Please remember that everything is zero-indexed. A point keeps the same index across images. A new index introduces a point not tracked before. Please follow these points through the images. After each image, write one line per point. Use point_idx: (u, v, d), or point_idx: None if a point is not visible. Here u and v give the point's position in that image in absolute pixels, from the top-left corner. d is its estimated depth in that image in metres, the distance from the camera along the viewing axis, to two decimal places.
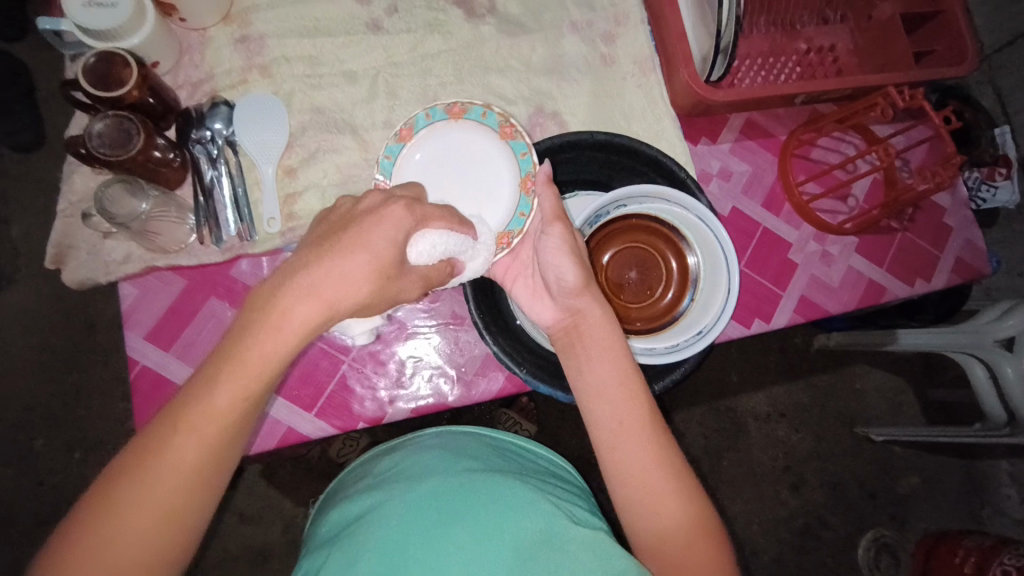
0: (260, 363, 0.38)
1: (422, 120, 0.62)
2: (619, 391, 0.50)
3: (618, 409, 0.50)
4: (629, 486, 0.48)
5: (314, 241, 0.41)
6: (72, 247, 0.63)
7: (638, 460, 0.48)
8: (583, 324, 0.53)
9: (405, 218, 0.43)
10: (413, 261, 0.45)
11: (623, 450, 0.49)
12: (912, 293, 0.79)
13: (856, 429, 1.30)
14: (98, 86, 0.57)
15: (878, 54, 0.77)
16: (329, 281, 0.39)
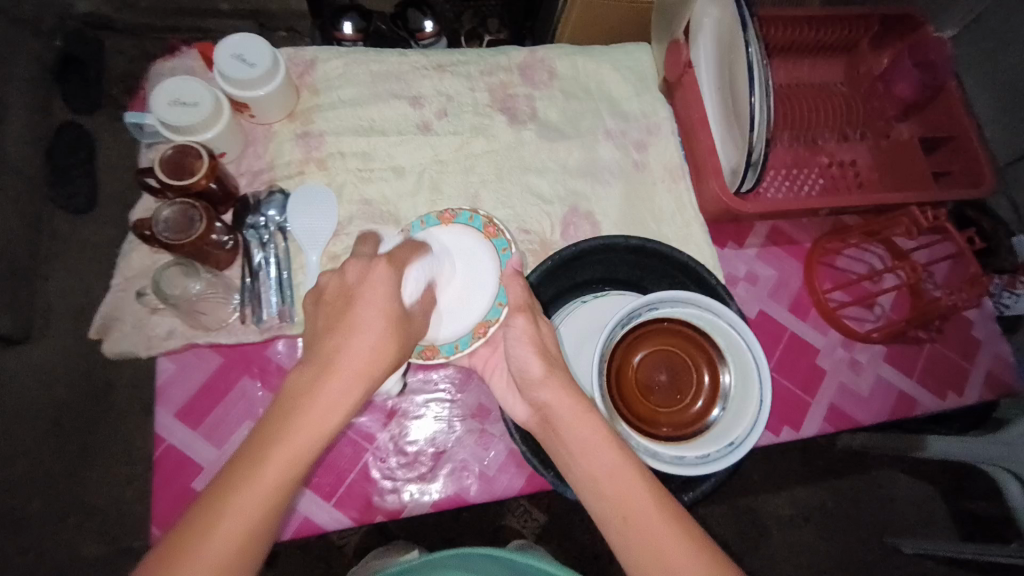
0: (313, 429, 0.40)
1: (417, 227, 0.65)
2: (615, 471, 0.45)
3: (614, 501, 0.44)
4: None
5: (333, 310, 0.45)
6: (118, 318, 0.66)
7: (645, 542, 0.41)
8: (552, 412, 0.49)
9: (390, 271, 0.48)
10: (411, 300, 0.52)
11: (632, 547, 0.42)
12: (944, 407, 0.78)
13: (885, 538, 1.23)
14: (170, 175, 0.62)
15: (898, 172, 0.82)
16: (358, 367, 0.43)
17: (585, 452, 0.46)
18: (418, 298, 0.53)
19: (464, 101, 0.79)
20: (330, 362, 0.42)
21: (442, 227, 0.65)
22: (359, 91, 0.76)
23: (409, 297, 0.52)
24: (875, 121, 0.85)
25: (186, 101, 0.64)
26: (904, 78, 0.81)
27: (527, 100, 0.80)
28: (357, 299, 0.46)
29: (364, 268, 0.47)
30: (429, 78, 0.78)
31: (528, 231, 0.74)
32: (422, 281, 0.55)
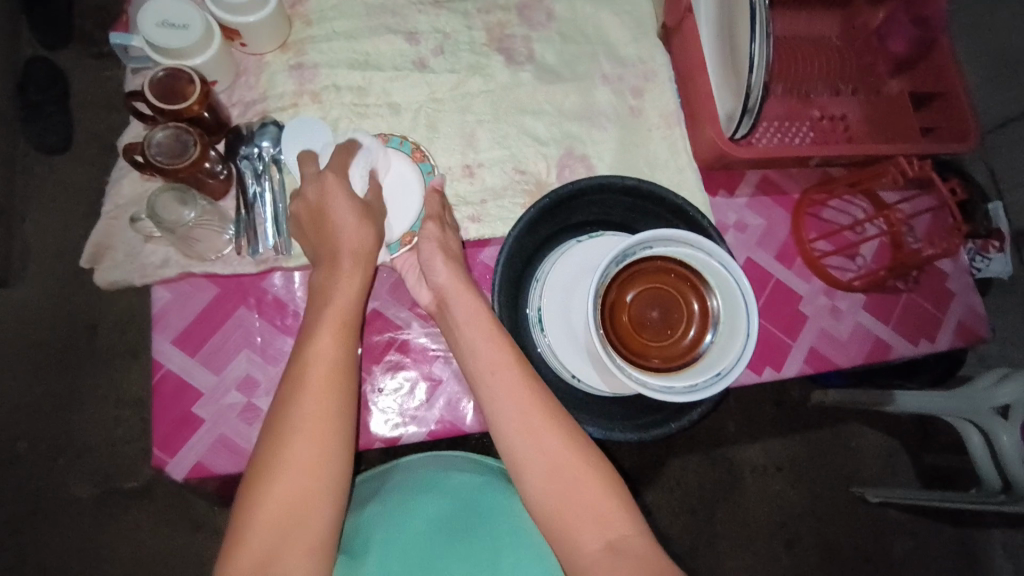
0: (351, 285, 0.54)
1: (394, 142, 0.67)
2: (513, 393, 0.51)
3: (486, 366, 0.53)
4: (538, 483, 0.49)
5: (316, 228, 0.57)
6: (110, 246, 0.65)
7: (504, 401, 0.51)
8: (449, 298, 0.57)
9: (334, 179, 0.57)
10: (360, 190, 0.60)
11: (493, 403, 0.52)
12: (917, 351, 0.81)
13: (851, 489, 1.30)
14: (161, 99, 0.61)
15: (886, 126, 0.83)
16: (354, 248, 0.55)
17: (495, 374, 0.52)
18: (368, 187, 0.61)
19: (460, 38, 0.77)
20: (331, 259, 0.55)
21: (376, 150, 0.66)
22: (353, 23, 0.74)
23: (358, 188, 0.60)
24: (867, 76, 0.86)
25: (174, 23, 0.62)
26: (898, 33, 0.83)
27: (525, 40, 0.79)
28: (325, 208, 0.56)
29: (318, 189, 0.57)
30: (426, 13, 0.77)
31: (524, 172, 0.74)
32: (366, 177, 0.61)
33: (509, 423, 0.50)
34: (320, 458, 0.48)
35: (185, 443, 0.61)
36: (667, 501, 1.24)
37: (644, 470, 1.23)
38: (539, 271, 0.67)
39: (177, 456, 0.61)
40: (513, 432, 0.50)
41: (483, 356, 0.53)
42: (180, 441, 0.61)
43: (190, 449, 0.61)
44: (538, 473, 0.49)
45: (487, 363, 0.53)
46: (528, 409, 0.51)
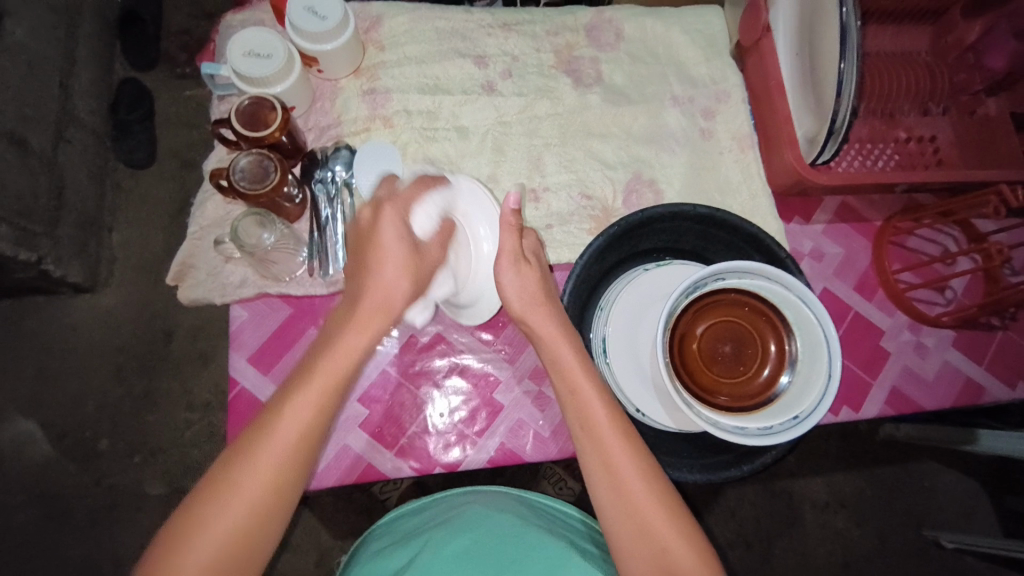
0: (380, 294, 0.48)
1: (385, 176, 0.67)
2: (615, 461, 0.49)
3: (579, 415, 0.51)
4: (635, 555, 0.47)
5: (360, 262, 0.50)
6: (194, 266, 0.68)
7: (603, 452, 0.49)
8: (537, 339, 0.55)
9: (397, 216, 0.51)
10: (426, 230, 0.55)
11: (588, 453, 0.50)
12: (1014, 396, 0.75)
13: (923, 531, 1.21)
14: (245, 126, 0.63)
15: (984, 149, 0.77)
16: (390, 295, 0.49)
17: (589, 434, 0.50)
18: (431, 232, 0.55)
19: (528, 62, 0.77)
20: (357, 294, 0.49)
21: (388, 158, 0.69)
22: (423, 48, 0.76)
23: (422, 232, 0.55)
24: (960, 94, 0.80)
25: (260, 53, 0.65)
26: (997, 49, 0.75)
27: (593, 62, 0.78)
28: (375, 239, 0.50)
29: (373, 215, 0.51)
30: (494, 37, 0.77)
31: (591, 197, 0.73)
32: (434, 215, 0.56)
33: (601, 485, 0.49)
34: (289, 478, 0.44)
35: None
36: (721, 533, 1.19)
37: (697, 500, 1.19)
38: (606, 298, 0.66)
39: None
40: (608, 501, 0.48)
41: (575, 408, 0.51)
42: None
43: None
44: (632, 544, 0.47)
45: (578, 417, 0.51)
46: (620, 464, 0.48)
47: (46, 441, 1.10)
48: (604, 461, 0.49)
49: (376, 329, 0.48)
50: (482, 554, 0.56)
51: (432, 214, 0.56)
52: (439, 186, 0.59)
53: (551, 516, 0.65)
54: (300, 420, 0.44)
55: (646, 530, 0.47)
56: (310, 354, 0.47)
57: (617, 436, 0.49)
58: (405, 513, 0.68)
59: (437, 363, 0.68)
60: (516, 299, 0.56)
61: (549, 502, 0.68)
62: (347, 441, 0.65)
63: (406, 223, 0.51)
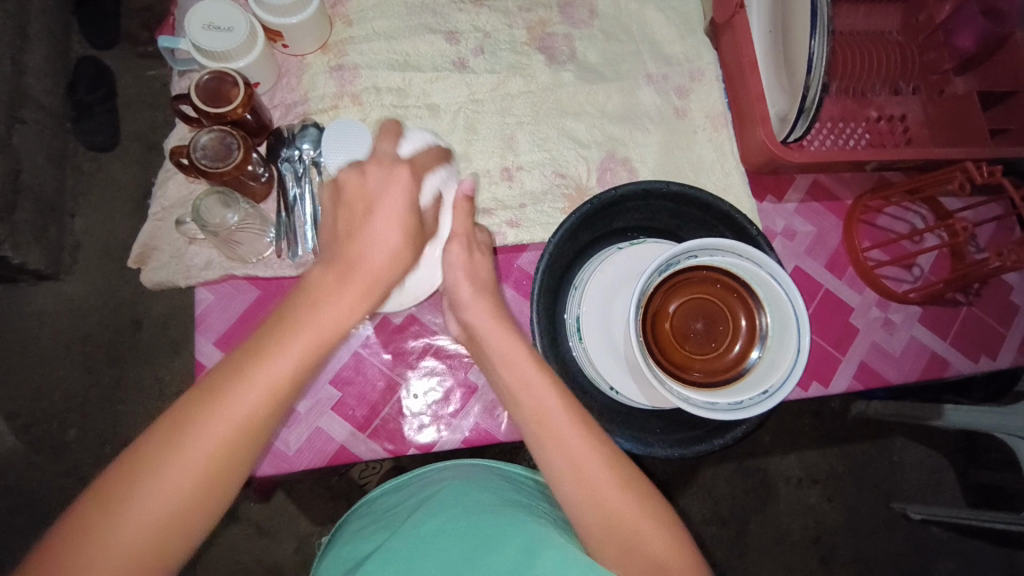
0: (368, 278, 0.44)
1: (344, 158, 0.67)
2: (567, 446, 0.48)
3: (528, 403, 0.50)
4: (600, 541, 0.46)
5: (336, 236, 0.46)
6: (156, 247, 0.66)
7: (553, 436, 0.48)
8: (479, 330, 0.55)
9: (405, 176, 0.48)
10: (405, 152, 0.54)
11: (542, 442, 0.49)
12: (977, 369, 0.77)
13: (892, 504, 1.25)
14: (206, 102, 0.61)
15: (952, 128, 0.78)
16: (372, 274, 0.44)
17: (543, 422, 0.49)
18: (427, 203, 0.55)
19: (501, 38, 0.76)
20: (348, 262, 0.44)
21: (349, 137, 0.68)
22: (393, 22, 0.74)
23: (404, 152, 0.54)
24: (930, 74, 0.81)
25: (220, 26, 0.63)
26: (966, 28, 0.76)
27: (566, 39, 0.77)
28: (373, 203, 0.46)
29: (360, 176, 0.47)
30: (465, 12, 0.75)
31: (564, 175, 0.73)
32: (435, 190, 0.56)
33: (555, 470, 0.48)
34: (222, 472, 0.38)
35: None
36: (698, 511, 1.21)
37: (675, 479, 1.21)
38: (579, 278, 0.66)
39: None
40: (569, 489, 0.47)
41: (524, 395, 0.51)
42: None
43: None
44: (598, 523, 0.46)
45: (535, 408, 0.50)
46: (572, 445, 0.48)
47: (11, 434, 1.07)
48: (564, 450, 0.48)
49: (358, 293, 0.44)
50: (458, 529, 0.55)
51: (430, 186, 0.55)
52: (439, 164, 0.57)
53: (529, 487, 0.66)
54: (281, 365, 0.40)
55: (606, 511, 0.47)
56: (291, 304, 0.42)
57: (576, 426, 0.49)
58: (386, 493, 0.69)
59: (410, 344, 0.67)
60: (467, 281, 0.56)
61: (526, 475, 0.69)
62: (318, 425, 0.64)
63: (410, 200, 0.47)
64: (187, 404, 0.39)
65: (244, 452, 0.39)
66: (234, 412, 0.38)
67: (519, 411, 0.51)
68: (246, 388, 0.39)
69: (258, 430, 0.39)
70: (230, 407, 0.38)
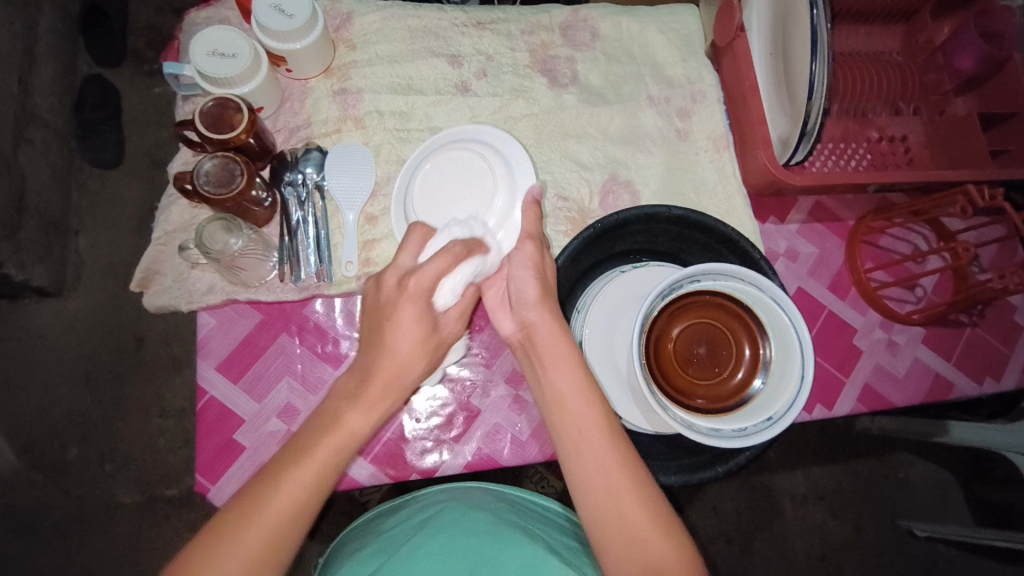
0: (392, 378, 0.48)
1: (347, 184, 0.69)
2: (603, 463, 0.47)
3: (570, 415, 0.49)
4: (622, 557, 0.45)
5: (369, 338, 0.50)
6: (159, 272, 0.66)
7: (592, 454, 0.47)
8: (535, 334, 0.53)
9: (422, 297, 0.50)
10: (445, 307, 0.52)
11: (578, 455, 0.48)
12: (981, 391, 0.76)
13: (898, 522, 1.24)
14: (210, 128, 0.61)
15: (952, 149, 0.78)
16: (398, 371, 0.49)
17: (582, 438, 0.48)
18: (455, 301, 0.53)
19: (503, 61, 0.76)
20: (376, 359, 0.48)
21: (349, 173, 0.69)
22: (396, 47, 0.74)
23: (443, 305, 0.52)
24: (930, 94, 0.81)
25: (224, 52, 0.63)
26: (965, 51, 0.76)
27: (568, 61, 0.77)
28: (392, 313, 0.50)
29: (395, 291, 0.50)
30: (468, 35, 0.76)
31: (566, 198, 0.73)
32: (459, 287, 0.53)
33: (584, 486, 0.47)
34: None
35: (226, 469, 0.62)
36: (702, 529, 1.20)
37: (679, 497, 1.20)
38: (582, 302, 0.66)
39: (219, 482, 0.61)
40: (599, 508, 0.46)
41: (571, 405, 0.49)
42: (221, 468, 0.62)
43: (229, 476, 0.62)
44: (621, 546, 0.45)
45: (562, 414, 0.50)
46: (607, 463, 0.47)
47: (12, 453, 1.07)
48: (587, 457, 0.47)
49: (382, 406, 0.48)
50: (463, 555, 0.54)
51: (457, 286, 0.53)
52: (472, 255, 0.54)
53: (532, 512, 0.65)
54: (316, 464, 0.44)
55: (628, 527, 0.45)
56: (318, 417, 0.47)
57: (607, 437, 0.48)
58: (385, 513, 0.68)
59: None
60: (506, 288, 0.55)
61: (526, 495, 0.68)
62: None
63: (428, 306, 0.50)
64: (232, 512, 0.42)
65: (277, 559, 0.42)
66: (274, 508, 0.42)
67: (561, 421, 0.49)
68: (275, 497, 0.42)
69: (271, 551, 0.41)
70: (244, 537, 0.41)
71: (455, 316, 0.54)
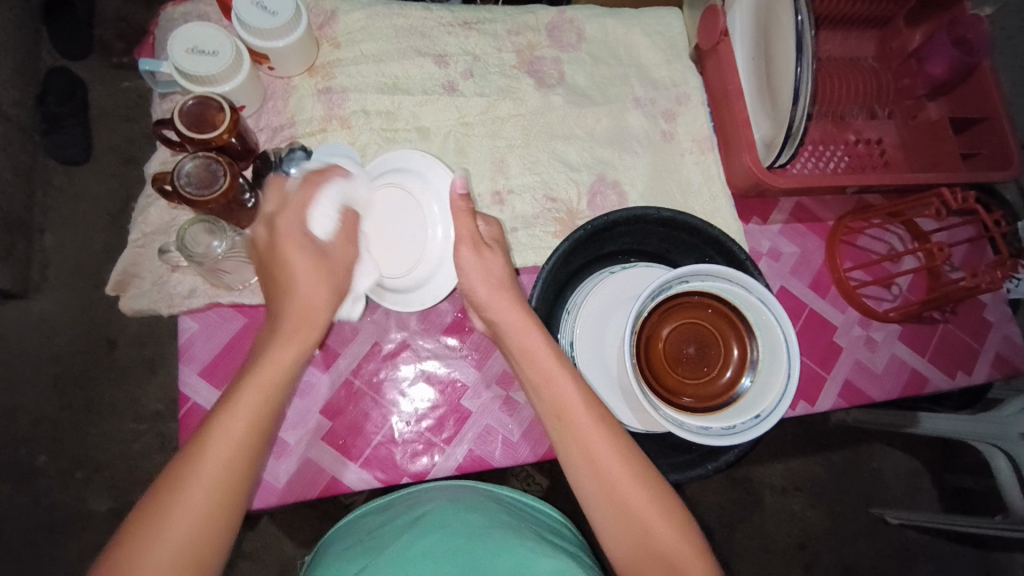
0: (307, 312, 0.49)
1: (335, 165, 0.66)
2: (588, 443, 0.49)
3: (550, 399, 0.51)
4: (614, 526, 0.48)
5: (268, 276, 0.51)
6: (137, 275, 0.64)
7: (575, 434, 0.49)
8: (506, 324, 0.55)
9: (291, 215, 0.51)
10: (322, 232, 0.53)
11: (563, 437, 0.50)
12: (954, 385, 0.79)
13: (872, 510, 1.28)
14: (191, 128, 0.60)
15: (924, 153, 0.81)
16: (312, 299, 0.49)
17: (565, 422, 0.50)
18: (333, 223, 0.54)
19: (490, 61, 0.76)
20: (300, 295, 0.49)
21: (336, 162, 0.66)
22: (381, 45, 0.73)
23: (320, 232, 0.52)
24: (904, 100, 0.84)
25: (204, 49, 0.61)
26: (937, 56, 0.78)
27: (555, 62, 0.77)
28: (284, 250, 0.50)
29: (269, 229, 0.51)
30: (454, 34, 0.75)
31: (556, 200, 0.73)
32: (333, 209, 0.54)
33: (573, 463, 0.49)
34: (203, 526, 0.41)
35: None
36: None
37: None
38: (572, 301, 0.66)
39: None
40: (588, 484, 0.49)
41: (547, 391, 0.51)
42: None
43: None
44: (615, 517, 0.47)
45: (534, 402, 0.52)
46: (592, 442, 0.49)
47: None
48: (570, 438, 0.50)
49: (305, 336, 0.48)
50: (452, 557, 0.53)
51: (330, 209, 0.53)
52: (332, 177, 0.55)
53: (519, 510, 0.64)
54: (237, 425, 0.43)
55: (618, 499, 0.48)
56: (243, 366, 0.46)
57: (589, 415, 0.50)
58: (370, 510, 0.65)
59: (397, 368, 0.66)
60: (481, 281, 0.55)
61: (515, 493, 0.68)
62: (309, 456, 0.63)
63: (304, 228, 0.51)
64: (165, 479, 0.41)
65: (229, 498, 0.42)
66: (201, 483, 0.41)
67: (545, 409, 0.52)
68: (213, 447, 0.42)
69: (216, 500, 0.41)
70: (183, 494, 0.41)
71: (336, 235, 0.54)
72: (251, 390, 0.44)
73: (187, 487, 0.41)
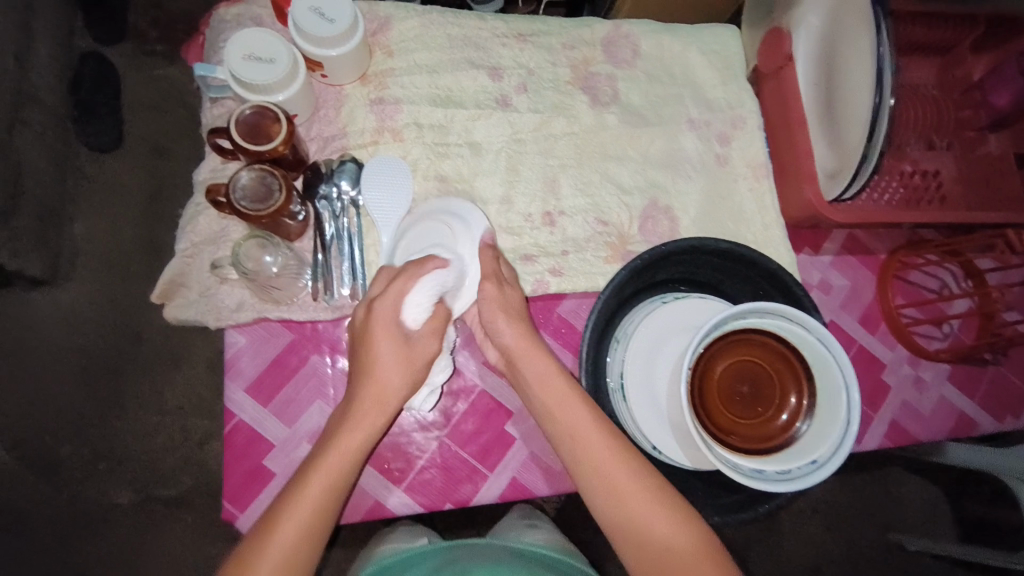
0: (377, 390, 0.53)
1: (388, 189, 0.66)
2: (602, 465, 0.53)
3: (561, 422, 0.55)
4: (630, 541, 0.52)
5: (356, 363, 0.55)
6: (183, 285, 0.63)
7: (587, 454, 0.54)
8: (518, 351, 0.58)
9: (389, 314, 0.53)
10: (416, 323, 0.54)
11: (575, 460, 0.54)
12: (1001, 429, 0.77)
13: (890, 535, 1.27)
14: (246, 138, 0.58)
15: (982, 190, 0.77)
16: (386, 383, 0.53)
17: (577, 442, 0.54)
18: (427, 318, 0.55)
19: (544, 76, 0.74)
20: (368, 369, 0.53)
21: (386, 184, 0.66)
22: (434, 55, 0.71)
23: (415, 322, 0.54)
24: (964, 131, 0.79)
25: (261, 56, 0.60)
26: (1004, 88, 0.75)
27: (610, 79, 0.75)
28: (373, 338, 0.53)
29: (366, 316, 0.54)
30: (509, 46, 0.73)
31: (607, 223, 0.71)
32: (428, 303, 0.54)
33: (590, 484, 0.54)
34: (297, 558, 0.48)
35: (255, 497, 0.60)
36: None
37: None
38: (622, 331, 0.65)
39: (248, 510, 0.59)
40: (603, 502, 0.53)
41: (559, 415, 0.55)
42: (252, 495, 0.60)
43: (260, 504, 0.60)
44: (630, 534, 0.52)
45: (562, 425, 0.55)
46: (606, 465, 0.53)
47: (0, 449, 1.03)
48: (594, 469, 0.53)
49: (374, 418, 0.53)
50: None
51: (425, 300, 0.54)
52: (433, 270, 0.54)
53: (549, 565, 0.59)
54: (315, 498, 0.49)
55: (631, 515, 0.52)
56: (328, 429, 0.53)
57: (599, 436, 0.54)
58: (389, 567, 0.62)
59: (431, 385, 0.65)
60: (502, 316, 0.59)
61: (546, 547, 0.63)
62: None
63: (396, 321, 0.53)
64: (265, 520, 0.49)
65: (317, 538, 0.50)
66: (294, 518, 0.49)
67: (556, 434, 0.56)
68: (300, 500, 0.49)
69: (306, 539, 0.49)
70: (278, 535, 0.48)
71: (430, 331, 0.55)
72: (334, 454, 0.51)
73: (283, 524, 0.48)
